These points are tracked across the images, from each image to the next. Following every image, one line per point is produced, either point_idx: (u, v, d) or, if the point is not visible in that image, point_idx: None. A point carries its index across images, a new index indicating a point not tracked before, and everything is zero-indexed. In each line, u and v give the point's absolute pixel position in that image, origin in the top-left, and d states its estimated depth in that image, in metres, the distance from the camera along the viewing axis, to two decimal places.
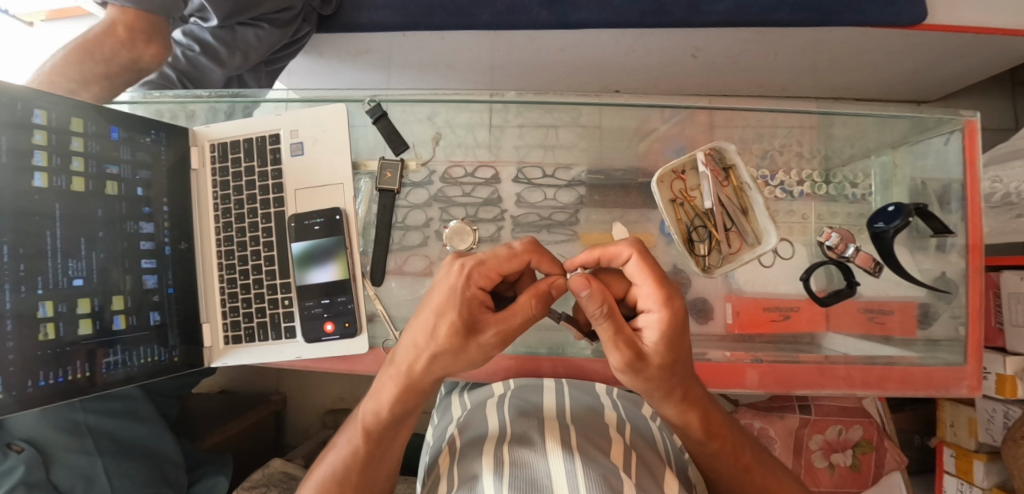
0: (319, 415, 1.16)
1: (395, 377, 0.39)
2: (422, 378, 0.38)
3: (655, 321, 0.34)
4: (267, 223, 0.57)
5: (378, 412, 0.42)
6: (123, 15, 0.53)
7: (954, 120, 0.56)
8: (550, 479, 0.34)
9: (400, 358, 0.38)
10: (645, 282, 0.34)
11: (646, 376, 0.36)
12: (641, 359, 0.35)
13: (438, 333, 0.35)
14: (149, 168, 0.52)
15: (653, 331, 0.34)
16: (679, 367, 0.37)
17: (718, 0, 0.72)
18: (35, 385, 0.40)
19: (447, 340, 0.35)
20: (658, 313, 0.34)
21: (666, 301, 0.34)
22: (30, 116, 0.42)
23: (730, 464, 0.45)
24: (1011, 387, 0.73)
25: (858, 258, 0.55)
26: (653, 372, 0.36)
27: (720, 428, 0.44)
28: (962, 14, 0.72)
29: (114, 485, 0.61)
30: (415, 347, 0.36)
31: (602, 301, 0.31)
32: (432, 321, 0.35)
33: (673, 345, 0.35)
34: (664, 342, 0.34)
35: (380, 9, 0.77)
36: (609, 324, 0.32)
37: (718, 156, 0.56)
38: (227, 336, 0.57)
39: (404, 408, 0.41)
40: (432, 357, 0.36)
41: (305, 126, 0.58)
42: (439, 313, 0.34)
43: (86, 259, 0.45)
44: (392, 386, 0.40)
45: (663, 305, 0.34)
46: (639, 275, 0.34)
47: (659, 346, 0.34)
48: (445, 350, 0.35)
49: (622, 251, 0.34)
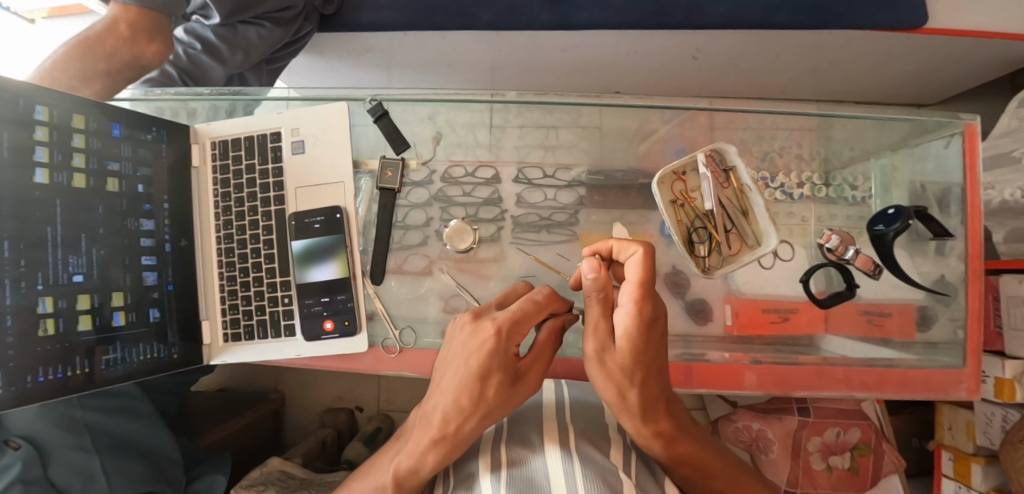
0: (317, 414, 1.16)
1: (434, 435, 0.39)
2: (469, 436, 0.39)
3: (623, 317, 0.35)
4: (267, 221, 0.57)
5: (414, 468, 0.41)
6: (125, 13, 0.53)
7: (953, 123, 0.57)
8: (548, 479, 0.35)
9: (440, 419, 0.39)
10: (633, 275, 0.37)
11: (607, 373, 0.37)
12: (606, 350, 0.36)
13: (488, 392, 0.37)
14: (150, 165, 0.53)
15: (621, 324, 0.36)
16: (643, 373, 0.37)
17: (718, 2, 0.72)
18: (34, 381, 0.39)
19: (494, 398, 0.37)
20: (627, 308, 0.35)
21: (639, 298, 0.35)
22: (32, 111, 0.42)
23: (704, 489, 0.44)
24: (1009, 390, 0.73)
25: (858, 260, 0.55)
26: (614, 367, 0.36)
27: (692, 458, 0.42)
28: (963, 17, 0.72)
29: (111, 485, 0.60)
30: (463, 410, 0.38)
31: (598, 288, 0.37)
32: (479, 384, 0.37)
33: (635, 340, 0.35)
34: (627, 335, 0.35)
35: (381, 8, 0.77)
36: (598, 305, 0.37)
37: (719, 157, 0.56)
38: (226, 333, 0.57)
39: (443, 464, 0.41)
40: (480, 414, 0.38)
41: (306, 124, 0.58)
42: (487, 375, 0.37)
43: (86, 255, 0.45)
44: (436, 447, 0.39)
45: (635, 300, 0.35)
46: (633, 271, 0.37)
47: (624, 340, 0.36)
48: (495, 404, 0.38)
49: (631, 249, 0.39)
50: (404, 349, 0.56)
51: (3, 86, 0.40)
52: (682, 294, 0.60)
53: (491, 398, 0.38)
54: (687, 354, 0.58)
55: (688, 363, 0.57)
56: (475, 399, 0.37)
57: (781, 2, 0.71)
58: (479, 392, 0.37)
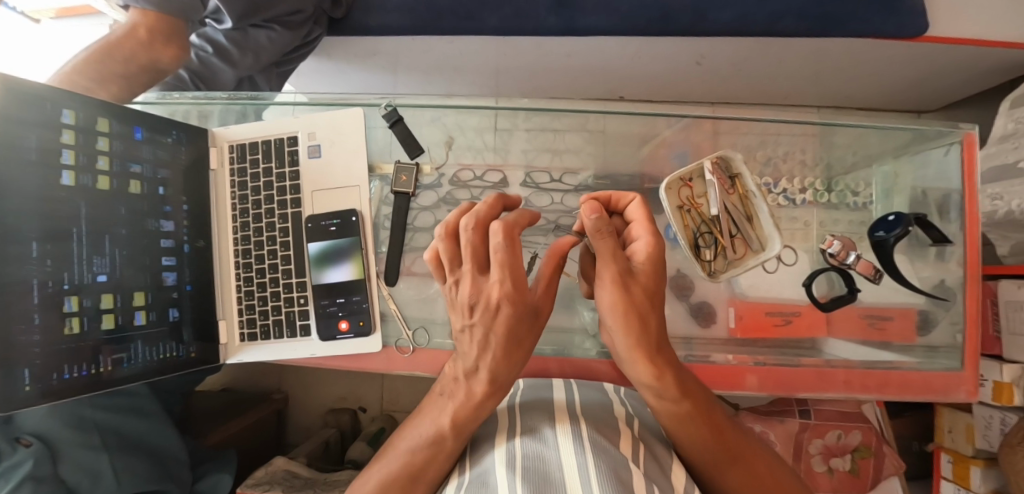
0: (321, 414, 1.16)
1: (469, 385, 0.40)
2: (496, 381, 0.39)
3: (643, 246, 0.39)
4: (284, 223, 0.58)
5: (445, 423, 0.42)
6: (144, 18, 0.54)
7: (954, 132, 0.58)
8: (562, 472, 0.36)
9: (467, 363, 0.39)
10: (640, 214, 0.41)
11: (630, 298, 0.36)
12: (628, 277, 0.37)
13: (497, 318, 0.36)
14: (169, 167, 0.54)
15: (642, 251, 0.39)
16: (659, 309, 0.38)
17: (723, 9, 0.73)
18: (59, 377, 0.41)
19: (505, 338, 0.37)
20: (646, 239, 0.39)
21: (653, 233, 0.40)
22: (59, 115, 0.43)
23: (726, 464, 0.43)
24: (1008, 394, 0.74)
25: (859, 265, 0.56)
26: (638, 294, 0.36)
27: (722, 439, 0.43)
28: (962, 27, 0.73)
29: (122, 482, 0.61)
30: (477, 342, 0.37)
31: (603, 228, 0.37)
32: (488, 310, 0.36)
33: (655, 268, 0.38)
34: (649, 260, 0.38)
35: (390, 13, 0.78)
36: (604, 239, 0.37)
37: (725, 164, 0.57)
38: (242, 333, 0.58)
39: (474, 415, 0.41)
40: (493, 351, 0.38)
41: (322, 128, 0.59)
42: (493, 300, 0.36)
43: (109, 256, 0.46)
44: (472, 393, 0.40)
45: (650, 232, 0.40)
46: (638, 211, 0.41)
47: (646, 265, 0.38)
48: (504, 336, 0.37)
49: (627, 195, 0.43)
50: (417, 350, 0.57)
51: (31, 91, 0.41)
52: (687, 296, 0.61)
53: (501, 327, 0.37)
54: (690, 355, 0.59)
55: (689, 363, 0.58)
56: (487, 328, 0.36)
57: (784, 10, 0.72)
58: (486, 319, 0.36)
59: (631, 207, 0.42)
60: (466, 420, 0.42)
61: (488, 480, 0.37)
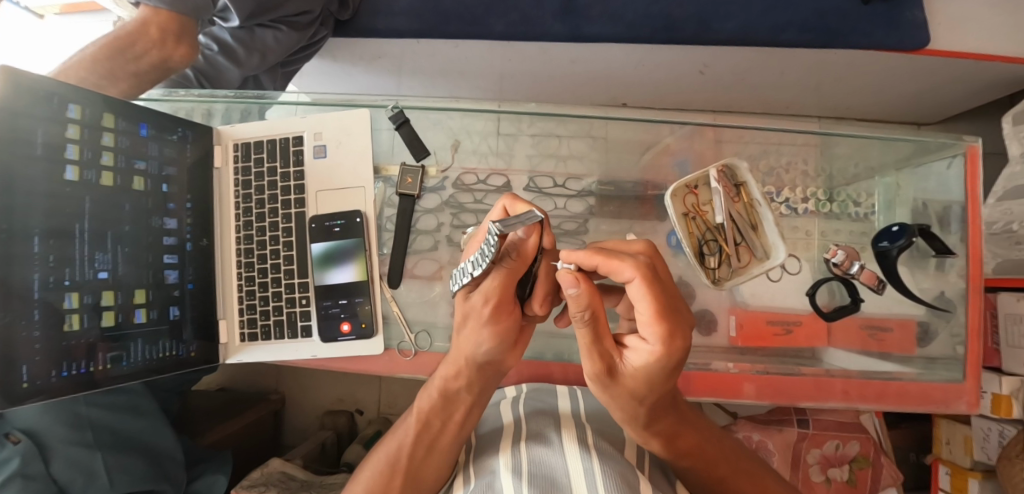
0: (317, 416, 1.15)
1: (454, 366, 0.42)
2: (479, 369, 0.40)
3: (647, 352, 0.31)
4: (287, 223, 0.58)
5: (432, 398, 0.45)
6: (157, 17, 0.55)
7: (957, 144, 0.59)
8: (568, 477, 0.37)
9: (454, 353, 0.41)
10: (645, 312, 0.29)
11: (611, 392, 0.36)
12: (615, 379, 0.34)
13: (470, 324, 0.38)
14: (174, 164, 0.54)
15: (641, 359, 0.32)
16: (651, 400, 0.37)
17: (727, 19, 0.74)
18: (58, 375, 0.40)
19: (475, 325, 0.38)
20: (653, 347, 0.30)
21: (666, 339, 0.30)
22: (65, 110, 0.43)
23: (703, 475, 0.47)
24: (1006, 407, 0.74)
25: (863, 275, 0.55)
26: (623, 393, 0.36)
27: (691, 446, 0.46)
28: (964, 41, 0.74)
29: (114, 483, 0.60)
30: (462, 345, 0.39)
31: (586, 305, 0.30)
32: (457, 321, 0.39)
33: (652, 378, 0.33)
34: (644, 372, 0.33)
35: (397, 16, 0.78)
36: (588, 330, 0.32)
37: (730, 173, 0.57)
38: (243, 332, 0.58)
39: (469, 396, 0.43)
40: (479, 344, 0.38)
41: (329, 129, 0.59)
42: (460, 311, 0.38)
43: (111, 252, 0.46)
44: (457, 378, 0.42)
45: (662, 342, 0.30)
46: (643, 303, 0.29)
47: (640, 371, 0.33)
48: (484, 337, 0.37)
49: (624, 272, 0.29)
50: (419, 352, 0.57)
51: (39, 86, 0.41)
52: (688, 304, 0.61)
53: (480, 329, 0.37)
54: (689, 363, 0.59)
55: (688, 371, 0.58)
56: (467, 334, 0.38)
57: (789, 21, 0.73)
58: (462, 329, 0.39)
59: (628, 287, 0.29)
60: (456, 399, 0.44)
61: (494, 483, 0.39)
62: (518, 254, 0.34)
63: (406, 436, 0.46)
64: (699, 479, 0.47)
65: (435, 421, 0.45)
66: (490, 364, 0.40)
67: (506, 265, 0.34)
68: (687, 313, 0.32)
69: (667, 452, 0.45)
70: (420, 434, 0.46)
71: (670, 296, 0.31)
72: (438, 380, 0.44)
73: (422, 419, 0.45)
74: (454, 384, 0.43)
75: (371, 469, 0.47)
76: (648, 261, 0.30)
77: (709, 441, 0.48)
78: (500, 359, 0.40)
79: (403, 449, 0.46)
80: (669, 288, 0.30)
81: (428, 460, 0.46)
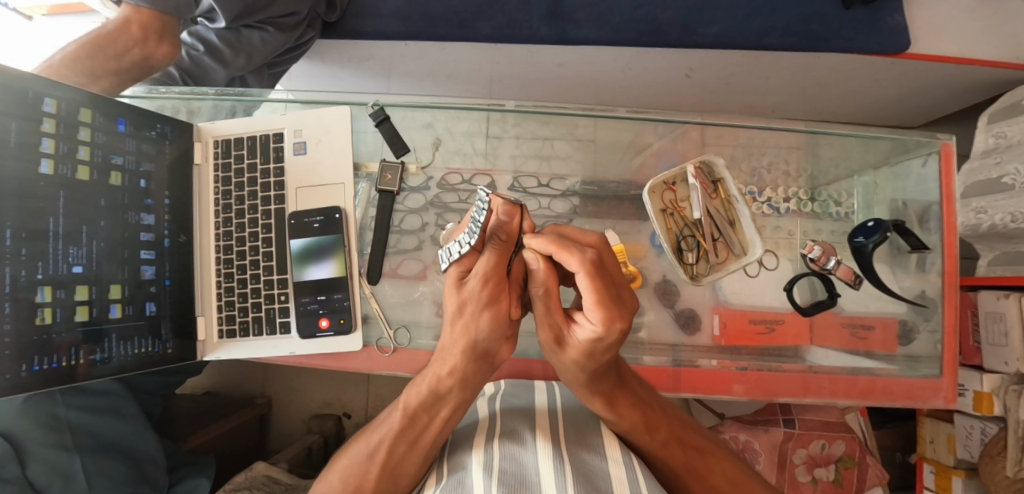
0: (304, 420, 1.14)
1: (448, 359, 0.39)
2: (472, 358, 0.38)
3: (591, 332, 0.33)
4: (267, 219, 0.58)
5: (421, 394, 0.43)
6: (138, 15, 0.55)
7: (932, 142, 0.60)
8: (538, 476, 0.37)
9: (449, 345, 0.38)
10: (588, 300, 0.30)
11: (562, 359, 0.38)
12: (561, 347, 0.36)
13: (468, 311, 0.35)
14: (153, 160, 0.53)
15: (586, 335, 0.33)
16: (598, 368, 0.39)
17: (711, 23, 0.75)
18: (29, 370, 0.40)
19: (473, 312, 0.35)
20: (595, 329, 0.32)
21: (606, 322, 0.31)
22: (39, 104, 0.43)
23: (647, 441, 0.46)
24: (988, 404, 0.75)
25: (840, 270, 0.57)
26: (572, 364, 0.38)
27: (628, 408, 0.45)
28: (943, 45, 0.76)
29: (92, 485, 0.58)
30: (460, 336, 0.37)
31: (541, 282, 0.34)
32: (451, 311, 0.36)
33: (595, 352, 0.35)
34: (587, 347, 0.34)
35: (384, 19, 0.79)
36: (542, 304, 0.34)
37: (707, 169, 0.58)
38: (221, 329, 0.57)
39: (461, 393, 0.42)
40: (479, 330, 0.36)
41: (310, 127, 0.59)
42: (454, 301, 0.35)
43: (86, 247, 0.46)
44: (449, 373, 0.40)
45: (603, 325, 0.31)
46: (586, 293, 0.30)
47: (583, 347, 0.35)
48: (485, 322, 0.35)
49: (570, 264, 0.30)
50: (398, 349, 0.57)
51: (12, 80, 0.41)
52: (672, 303, 0.61)
53: (479, 314, 0.35)
54: (675, 361, 0.59)
55: (675, 369, 0.58)
56: (464, 322, 0.36)
57: (771, 25, 0.74)
58: (459, 318, 0.36)
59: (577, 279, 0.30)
60: (445, 398, 0.42)
61: (463, 480, 0.38)
62: (507, 234, 0.33)
63: (384, 434, 0.45)
64: (642, 443, 0.47)
65: (422, 417, 0.44)
66: (489, 352, 0.38)
67: (496, 245, 0.33)
68: (631, 298, 0.34)
69: (606, 413, 0.45)
70: (405, 429, 0.44)
71: (613, 284, 0.32)
72: (429, 377, 0.42)
73: (408, 415, 0.44)
74: (444, 383, 0.41)
75: (345, 466, 0.47)
76: (595, 255, 0.30)
77: (651, 407, 0.48)
78: (498, 348, 0.39)
79: (382, 444, 0.45)
80: (612, 277, 0.31)
81: (409, 455, 0.45)
